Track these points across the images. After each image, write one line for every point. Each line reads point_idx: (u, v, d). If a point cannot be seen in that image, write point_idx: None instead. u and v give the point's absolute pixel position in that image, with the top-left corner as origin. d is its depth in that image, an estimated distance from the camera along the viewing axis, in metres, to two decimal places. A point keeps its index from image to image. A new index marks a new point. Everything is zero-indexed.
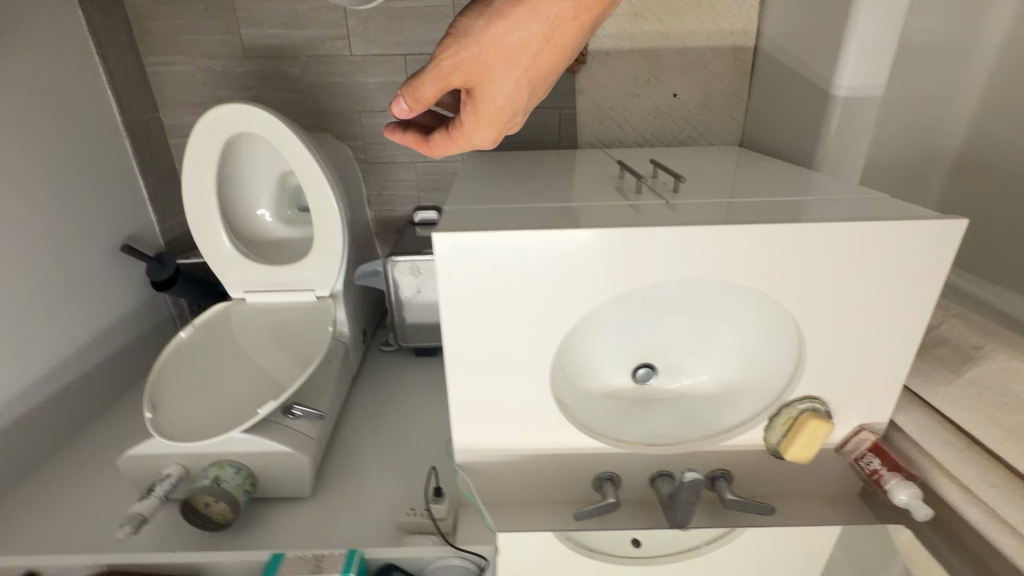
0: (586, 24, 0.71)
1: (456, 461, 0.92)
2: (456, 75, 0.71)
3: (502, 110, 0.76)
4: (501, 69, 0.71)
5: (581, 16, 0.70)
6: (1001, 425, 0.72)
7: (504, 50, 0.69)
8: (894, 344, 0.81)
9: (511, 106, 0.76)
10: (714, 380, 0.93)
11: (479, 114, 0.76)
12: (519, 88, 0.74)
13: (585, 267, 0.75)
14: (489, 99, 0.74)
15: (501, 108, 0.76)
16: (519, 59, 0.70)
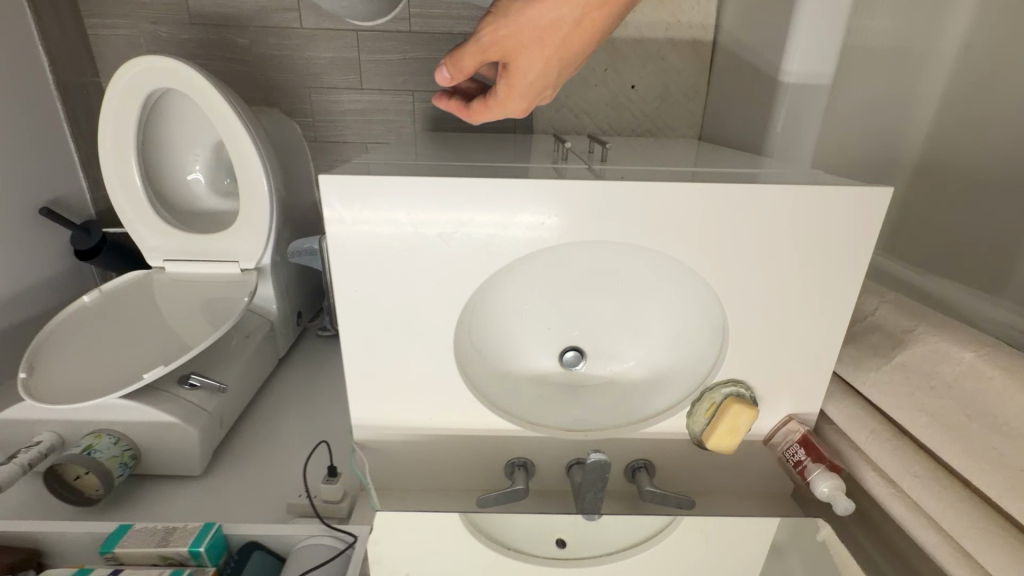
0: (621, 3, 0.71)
1: (356, 439, 0.84)
2: (495, 50, 0.71)
3: (535, 83, 0.75)
4: (537, 45, 0.71)
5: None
6: (927, 411, 0.66)
7: (544, 27, 0.69)
8: (821, 325, 0.75)
9: (547, 78, 0.75)
10: (645, 365, 0.86)
11: (517, 86, 0.75)
12: (552, 65, 0.73)
13: (493, 224, 0.70)
14: (528, 73, 0.73)
15: (534, 82, 0.75)
16: (557, 35, 0.70)
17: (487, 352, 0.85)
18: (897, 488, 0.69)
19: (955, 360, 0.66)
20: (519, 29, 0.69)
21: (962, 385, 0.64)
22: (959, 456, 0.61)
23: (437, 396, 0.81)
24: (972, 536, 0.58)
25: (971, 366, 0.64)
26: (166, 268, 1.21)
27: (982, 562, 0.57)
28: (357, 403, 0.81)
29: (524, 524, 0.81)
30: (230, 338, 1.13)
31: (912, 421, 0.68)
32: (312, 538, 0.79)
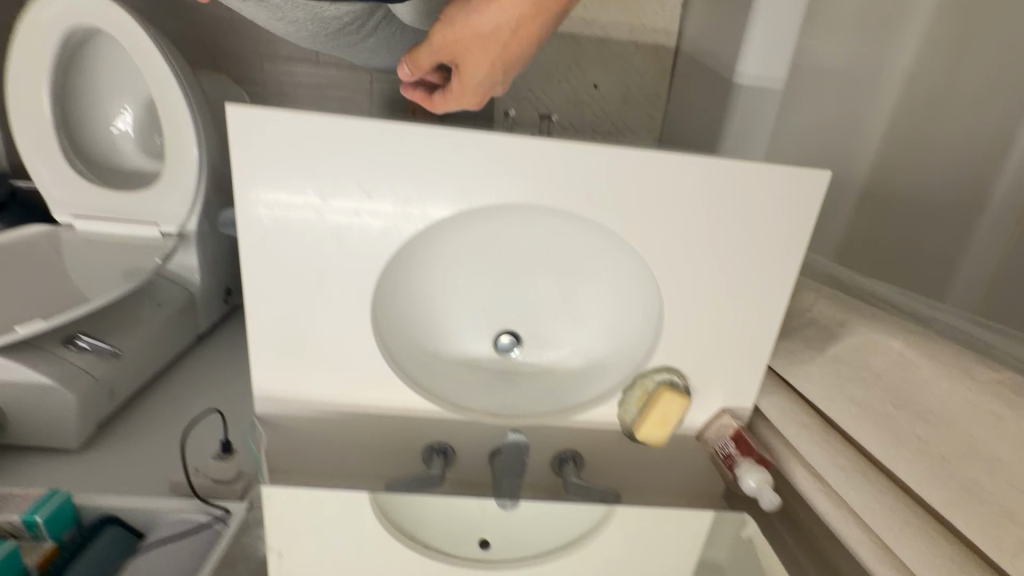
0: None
1: (256, 413, 0.76)
2: (449, 46, 0.65)
3: (490, 79, 0.70)
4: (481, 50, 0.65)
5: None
6: (855, 401, 0.64)
7: (491, 28, 0.63)
8: (757, 311, 0.73)
9: (502, 69, 0.69)
10: (581, 354, 0.83)
11: (469, 82, 0.69)
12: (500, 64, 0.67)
13: (418, 178, 0.65)
14: (480, 74, 0.68)
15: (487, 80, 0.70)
16: (513, 33, 0.64)
17: (415, 325, 0.79)
18: (823, 483, 0.66)
19: (886, 350, 0.63)
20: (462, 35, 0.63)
21: (890, 374, 0.61)
22: (884, 447, 0.59)
23: (350, 366, 0.74)
24: (893, 530, 0.55)
25: (899, 356, 0.62)
26: (76, 225, 1.10)
27: (903, 557, 0.54)
28: (262, 370, 0.74)
29: (437, 517, 0.76)
30: (140, 304, 1.03)
31: (841, 413, 0.66)
32: (180, 510, 0.76)
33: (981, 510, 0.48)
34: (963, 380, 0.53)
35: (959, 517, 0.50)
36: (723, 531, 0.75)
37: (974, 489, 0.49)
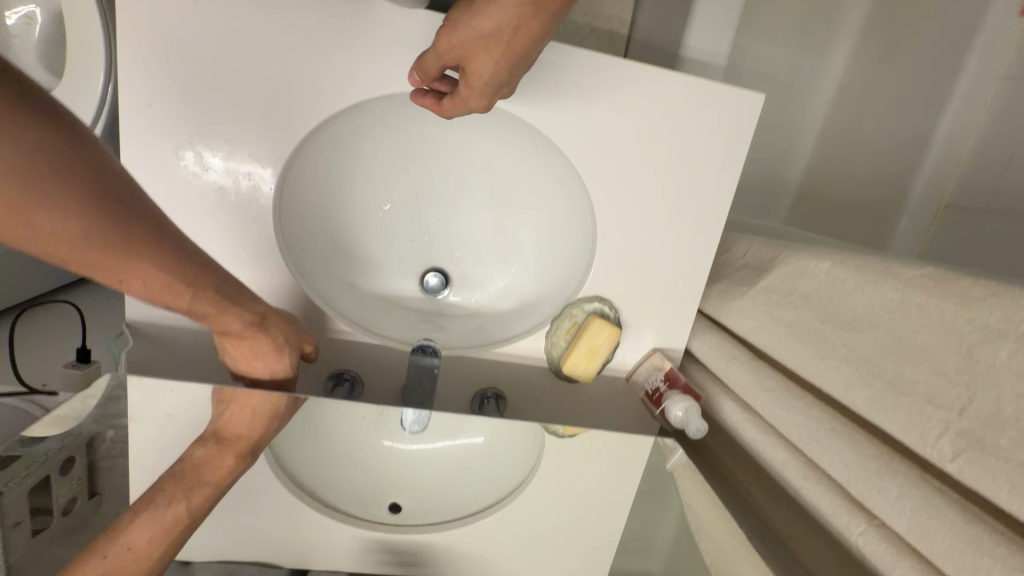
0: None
1: (129, 321, 0.65)
2: (454, 45, 0.56)
3: (498, 73, 0.57)
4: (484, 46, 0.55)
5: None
6: (784, 324, 0.62)
7: (497, 18, 0.53)
8: (690, 240, 0.72)
9: (511, 69, 0.57)
10: (510, 292, 0.81)
11: (480, 84, 0.57)
12: (506, 63, 0.56)
13: (338, 54, 0.61)
14: (489, 71, 0.56)
15: (494, 76, 0.57)
16: (525, 17, 0.53)
17: (338, 240, 0.76)
18: (750, 412, 0.63)
19: (815, 272, 0.62)
20: (464, 32, 0.55)
21: (819, 293, 0.60)
22: (810, 360, 0.57)
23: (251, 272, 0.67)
24: (817, 438, 0.52)
25: (828, 274, 0.60)
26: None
27: (826, 466, 0.51)
28: None
29: (350, 473, 0.83)
30: None
31: (770, 337, 0.63)
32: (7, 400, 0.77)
33: (904, 401, 0.46)
34: (888, 281, 0.51)
35: (881, 412, 0.48)
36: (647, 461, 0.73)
37: (900, 383, 0.47)
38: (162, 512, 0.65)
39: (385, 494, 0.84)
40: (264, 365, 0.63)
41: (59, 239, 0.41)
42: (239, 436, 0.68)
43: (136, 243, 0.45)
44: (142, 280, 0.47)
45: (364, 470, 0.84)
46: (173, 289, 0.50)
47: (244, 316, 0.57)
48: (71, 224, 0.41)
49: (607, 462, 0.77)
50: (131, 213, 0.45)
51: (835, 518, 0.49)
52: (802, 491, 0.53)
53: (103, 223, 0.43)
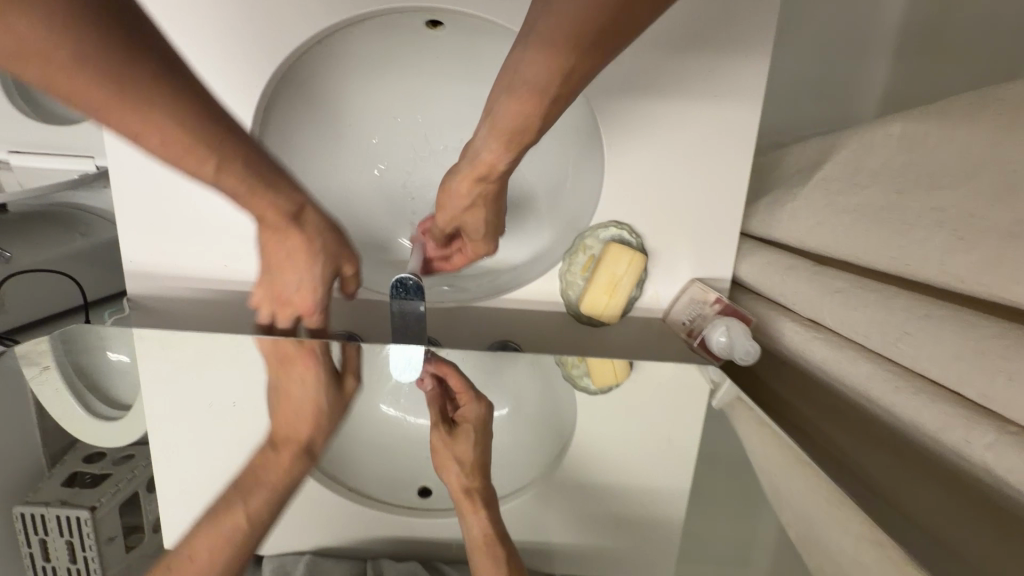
0: (555, 109, 0.48)
1: (131, 295, 0.65)
2: (445, 221, 0.61)
3: (484, 228, 0.61)
4: (468, 216, 0.59)
5: (528, 120, 0.49)
6: (848, 211, 0.49)
7: (468, 196, 0.57)
8: (722, 142, 0.59)
9: (493, 220, 0.60)
10: (524, 240, 0.72)
11: (477, 240, 0.63)
12: (489, 219, 0.60)
13: None
14: (479, 231, 0.61)
15: (484, 233, 0.61)
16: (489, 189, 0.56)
17: (336, 202, 0.71)
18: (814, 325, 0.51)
19: (884, 140, 0.48)
20: (449, 212, 0.60)
21: (895, 160, 0.46)
22: (887, 242, 0.43)
23: (237, 228, 0.62)
24: (909, 332, 0.39)
25: (903, 136, 0.46)
26: (11, 161, 0.90)
27: (926, 370, 0.37)
28: (133, 240, 0.63)
29: (374, 454, 0.73)
30: (60, 228, 0.90)
31: (835, 233, 0.49)
32: None
33: None
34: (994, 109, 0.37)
35: (998, 281, 0.34)
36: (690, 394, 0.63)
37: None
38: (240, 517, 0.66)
39: (416, 477, 0.73)
40: (292, 271, 0.59)
41: (69, 76, 0.40)
42: (295, 433, 0.68)
43: (146, 87, 0.43)
44: (157, 137, 0.45)
45: (390, 450, 0.74)
46: (199, 153, 0.48)
47: (278, 202, 0.54)
48: (72, 52, 0.39)
49: (661, 412, 0.65)
50: (135, 49, 0.42)
51: (946, 435, 0.36)
52: (895, 410, 0.40)
53: (108, 55, 0.40)
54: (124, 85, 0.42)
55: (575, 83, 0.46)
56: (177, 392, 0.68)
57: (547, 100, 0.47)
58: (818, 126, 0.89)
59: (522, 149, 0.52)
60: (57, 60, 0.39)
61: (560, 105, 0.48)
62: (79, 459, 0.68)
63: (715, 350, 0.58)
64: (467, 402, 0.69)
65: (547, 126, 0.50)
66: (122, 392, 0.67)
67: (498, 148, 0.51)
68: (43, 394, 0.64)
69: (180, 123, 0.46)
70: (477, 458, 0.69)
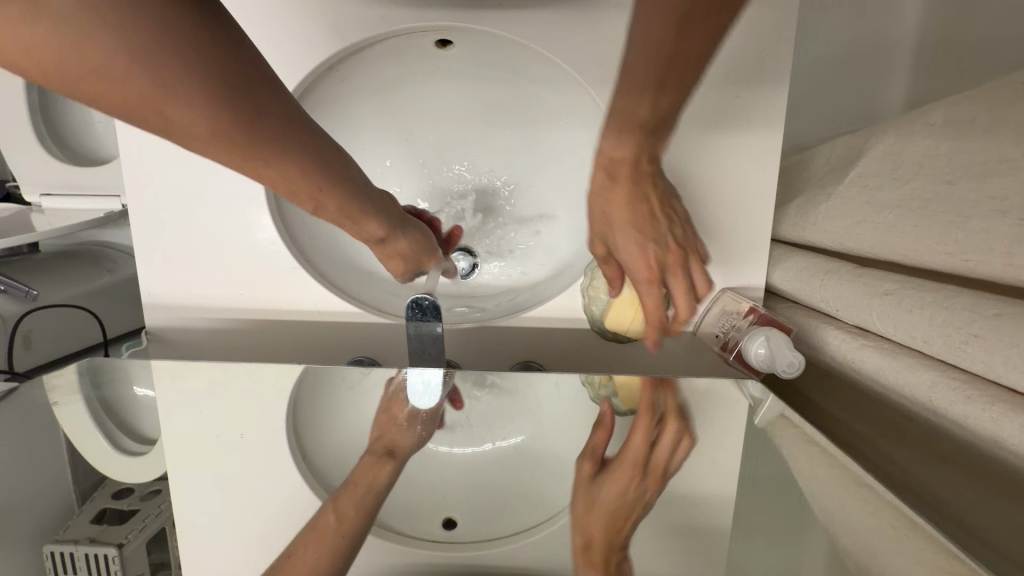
0: (677, 69, 0.44)
1: (149, 328, 0.64)
2: (597, 252, 0.55)
3: (638, 247, 0.51)
4: (614, 229, 0.52)
5: (648, 83, 0.45)
6: (889, 208, 0.45)
7: (598, 201, 0.52)
8: (745, 146, 0.57)
9: (644, 236, 0.51)
10: (544, 258, 0.70)
11: (638, 266, 0.51)
12: (637, 236, 0.51)
13: (299, 8, 0.55)
14: (631, 249, 0.51)
15: (643, 252, 0.51)
16: (616, 186, 0.50)
17: None
18: (864, 334, 0.47)
19: (924, 130, 0.44)
20: (596, 235, 0.54)
21: (938, 150, 0.42)
22: (938, 237, 0.40)
23: (255, 256, 0.61)
24: (978, 333, 0.34)
25: (946, 125, 0.42)
26: (44, 204, 0.94)
27: (1002, 377, 0.33)
28: (151, 271, 0.63)
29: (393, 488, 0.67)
30: (88, 266, 0.91)
31: (876, 231, 0.46)
32: None
33: None
34: None
35: None
36: (729, 411, 0.59)
37: None
38: (342, 523, 0.65)
39: (439, 509, 0.69)
40: (394, 251, 0.62)
41: (188, 126, 0.41)
42: (405, 448, 0.68)
43: (250, 125, 0.44)
44: (278, 177, 0.49)
45: (410, 481, 0.68)
46: (306, 181, 0.50)
47: (378, 223, 0.58)
48: (181, 98, 0.39)
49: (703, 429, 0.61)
50: (237, 88, 0.42)
51: None
52: (969, 424, 0.36)
53: (214, 100, 0.41)
54: (253, 138, 0.45)
55: (693, 40, 0.42)
56: (198, 424, 0.67)
57: (664, 54, 0.43)
58: (845, 130, 0.86)
59: (652, 129, 0.48)
60: (169, 109, 0.40)
61: (683, 63, 0.43)
62: (107, 495, 0.66)
63: (753, 362, 0.54)
64: (657, 465, 0.62)
65: (676, 95, 0.46)
66: (148, 422, 0.67)
67: (620, 131, 0.48)
68: (77, 435, 0.64)
69: (302, 163, 0.49)
70: (622, 507, 0.62)
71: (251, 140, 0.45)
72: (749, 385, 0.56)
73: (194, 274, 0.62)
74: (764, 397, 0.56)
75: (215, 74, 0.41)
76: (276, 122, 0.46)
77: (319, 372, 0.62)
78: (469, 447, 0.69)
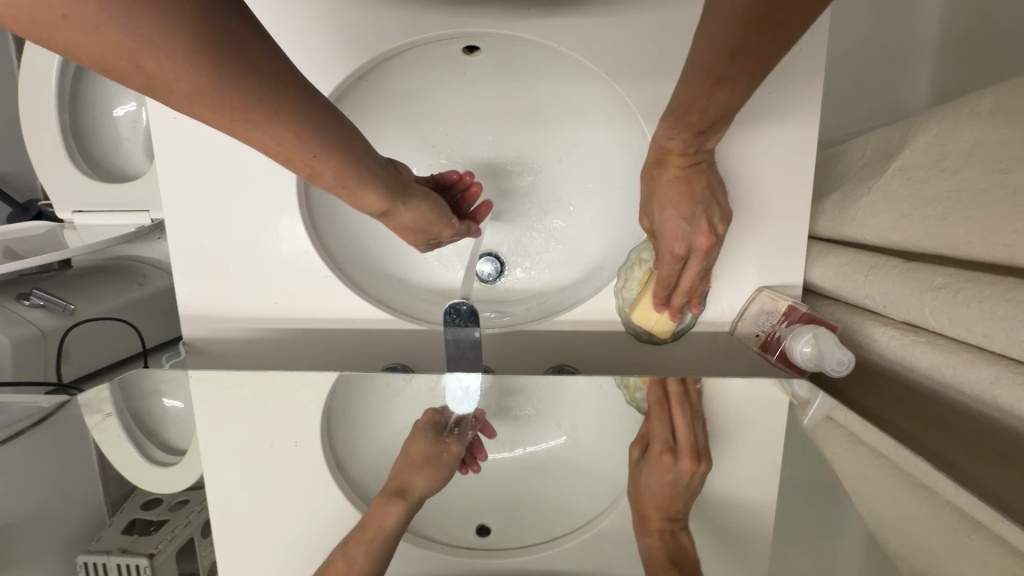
0: (723, 90, 0.44)
1: (186, 339, 0.65)
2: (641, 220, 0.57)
3: (673, 221, 0.53)
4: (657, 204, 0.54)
5: (696, 98, 0.45)
6: (936, 200, 0.44)
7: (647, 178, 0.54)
8: (779, 142, 0.56)
9: (686, 212, 0.53)
10: (573, 261, 0.69)
11: (669, 239, 0.54)
12: (678, 212, 0.53)
13: (330, 20, 0.56)
14: (669, 220, 0.53)
15: (677, 228, 0.53)
16: (669, 161, 0.52)
17: (375, 231, 0.68)
18: (915, 329, 0.45)
19: (969, 120, 0.43)
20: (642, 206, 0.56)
21: (987, 139, 0.41)
22: (993, 228, 0.38)
23: (288, 266, 0.62)
24: None
25: (993, 114, 0.41)
26: (76, 221, 0.96)
27: None
28: (187, 283, 0.64)
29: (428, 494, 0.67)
30: (120, 281, 0.93)
31: (924, 224, 0.45)
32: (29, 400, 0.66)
33: None
34: None
35: None
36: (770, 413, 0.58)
37: None
38: (353, 564, 0.64)
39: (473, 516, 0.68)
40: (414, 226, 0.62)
41: (174, 82, 0.38)
42: (416, 488, 0.66)
43: (240, 82, 0.40)
44: (274, 141, 0.46)
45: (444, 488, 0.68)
46: (301, 145, 0.47)
47: (377, 195, 0.55)
48: (162, 50, 0.36)
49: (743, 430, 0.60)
50: (226, 41, 0.38)
51: None
52: None
53: (197, 52, 0.37)
54: (245, 96, 0.41)
55: (743, 64, 0.41)
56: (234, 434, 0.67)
57: (726, 49, 0.40)
58: (878, 121, 0.83)
59: (700, 131, 0.49)
60: (154, 63, 0.36)
61: (730, 86, 0.43)
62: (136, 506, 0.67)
63: (801, 361, 0.53)
64: (685, 446, 0.60)
65: (728, 109, 0.46)
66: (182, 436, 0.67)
67: (671, 127, 0.49)
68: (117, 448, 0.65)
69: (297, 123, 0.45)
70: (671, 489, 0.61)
71: (242, 101, 0.41)
72: (791, 385, 0.55)
73: (229, 285, 0.63)
74: (807, 397, 0.55)
75: (200, 26, 0.37)
76: (267, 81, 0.42)
77: (355, 378, 0.62)
78: (501, 453, 0.68)
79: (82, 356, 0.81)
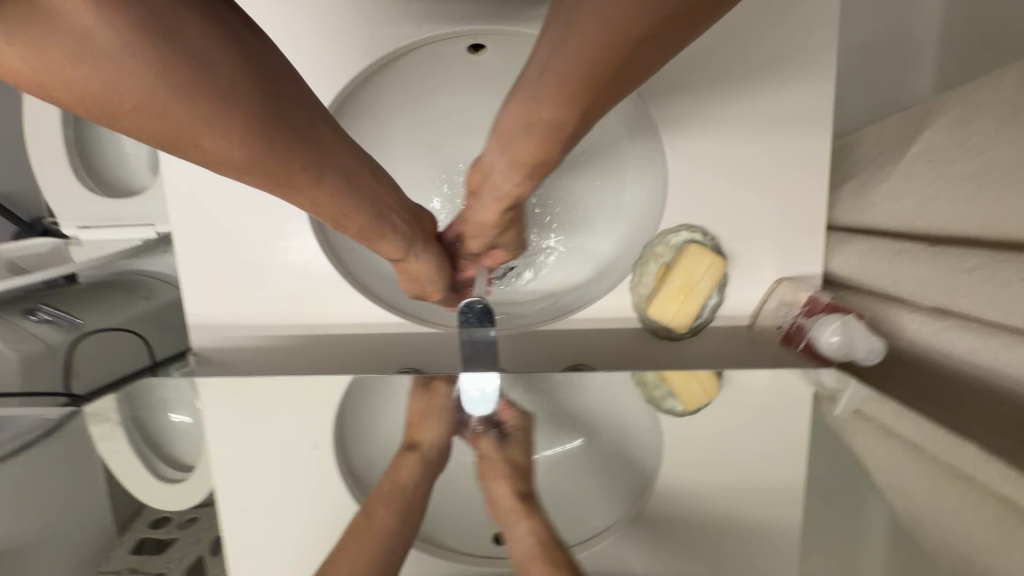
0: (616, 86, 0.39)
1: (195, 351, 0.64)
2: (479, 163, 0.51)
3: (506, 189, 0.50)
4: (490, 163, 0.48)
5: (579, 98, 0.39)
6: (962, 181, 0.43)
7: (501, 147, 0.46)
8: (793, 130, 0.55)
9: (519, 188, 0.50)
10: (584, 258, 0.68)
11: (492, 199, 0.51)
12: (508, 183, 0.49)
13: (334, 23, 0.56)
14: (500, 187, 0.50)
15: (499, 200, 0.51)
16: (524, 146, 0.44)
17: None
18: (945, 316, 0.44)
19: (991, 98, 0.43)
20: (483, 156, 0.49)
21: (1009, 115, 0.40)
22: None
23: (297, 271, 0.61)
24: None
25: (1015, 90, 0.41)
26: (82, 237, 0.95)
27: None
28: (195, 293, 0.63)
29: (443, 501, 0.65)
30: (126, 295, 0.92)
31: (949, 205, 0.44)
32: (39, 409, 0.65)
33: None
34: None
35: None
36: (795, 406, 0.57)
37: None
38: (376, 524, 0.59)
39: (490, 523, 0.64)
40: (417, 280, 0.58)
41: (223, 154, 0.38)
42: (427, 441, 0.64)
43: (286, 152, 0.40)
44: (313, 203, 0.45)
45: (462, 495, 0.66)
46: (335, 205, 0.46)
47: (396, 244, 0.53)
48: (216, 126, 0.36)
49: (769, 425, 0.59)
50: (279, 116, 0.39)
51: None
52: None
53: (248, 126, 0.37)
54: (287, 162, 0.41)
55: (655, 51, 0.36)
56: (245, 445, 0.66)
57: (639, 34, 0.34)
58: (889, 110, 0.82)
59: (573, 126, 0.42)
60: (207, 141, 0.37)
61: (622, 82, 0.38)
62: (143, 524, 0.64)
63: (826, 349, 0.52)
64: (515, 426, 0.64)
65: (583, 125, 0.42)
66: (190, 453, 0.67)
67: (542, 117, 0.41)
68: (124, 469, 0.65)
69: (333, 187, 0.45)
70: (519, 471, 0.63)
71: (286, 167, 0.41)
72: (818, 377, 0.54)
73: (237, 293, 0.62)
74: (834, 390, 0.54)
75: (255, 107, 0.37)
76: (314, 152, 0.42)
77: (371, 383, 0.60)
78: None
79: (88, 370, 0.80)
